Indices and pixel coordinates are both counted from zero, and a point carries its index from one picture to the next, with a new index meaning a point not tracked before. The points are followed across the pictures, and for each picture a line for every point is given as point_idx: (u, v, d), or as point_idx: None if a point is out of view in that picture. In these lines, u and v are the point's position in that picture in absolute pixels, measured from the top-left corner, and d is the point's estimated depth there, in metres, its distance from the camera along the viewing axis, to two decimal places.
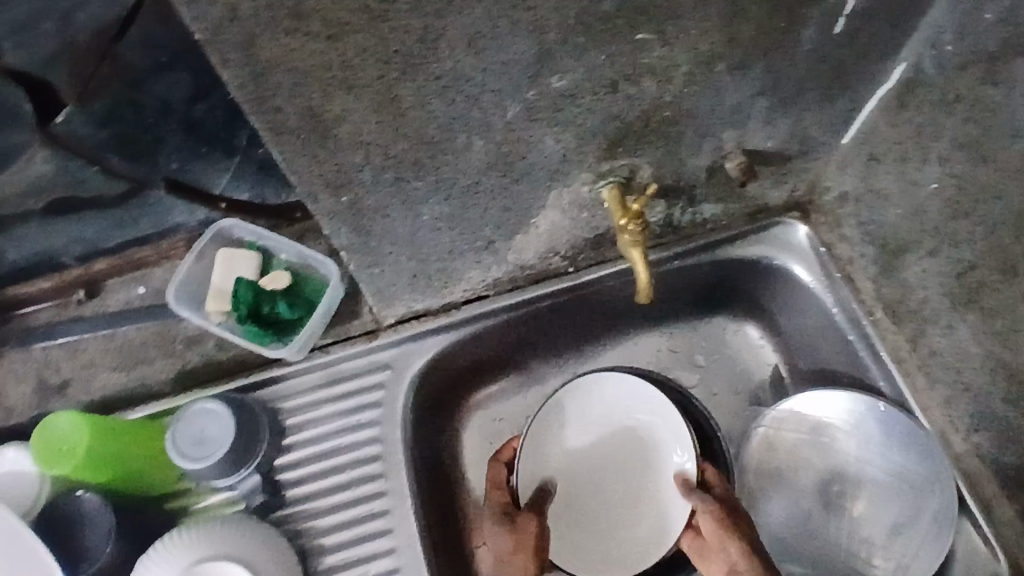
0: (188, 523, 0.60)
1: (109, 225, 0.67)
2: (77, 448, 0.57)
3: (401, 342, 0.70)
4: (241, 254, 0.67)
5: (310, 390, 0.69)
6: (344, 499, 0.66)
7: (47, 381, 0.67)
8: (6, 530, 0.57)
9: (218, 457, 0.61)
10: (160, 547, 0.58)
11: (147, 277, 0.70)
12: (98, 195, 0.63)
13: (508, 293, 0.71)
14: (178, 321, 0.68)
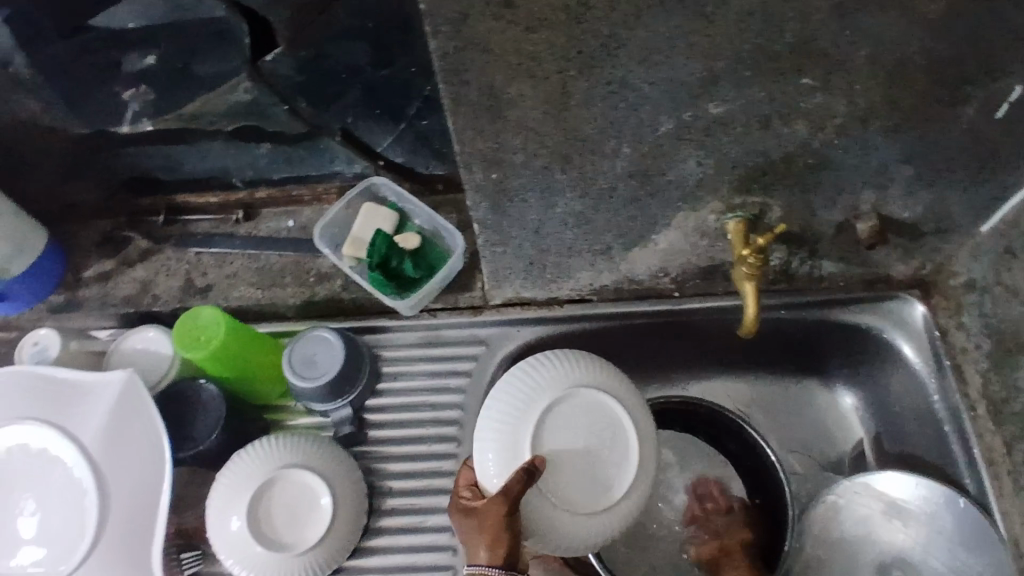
0: (281, 435, 0.64)
1: (280, 161, 0.76)
2: (213, 338, 0.64)
3: (500, 323, 0.75)
4: (384, 210, 0.74)
5: (410, 347, 0.75)
6: (417, 452, 0.71)
7: (193, 281, 0.76)
8: (128, 396, 0.63)
9: (325, 379, 0.67)
10: (253, 444, 0.63)
11: (297, 213, 0.79)
12: (278, 132, 0.72)
13: (610, 302, 0.74)
14: (314, 257, 0.76)
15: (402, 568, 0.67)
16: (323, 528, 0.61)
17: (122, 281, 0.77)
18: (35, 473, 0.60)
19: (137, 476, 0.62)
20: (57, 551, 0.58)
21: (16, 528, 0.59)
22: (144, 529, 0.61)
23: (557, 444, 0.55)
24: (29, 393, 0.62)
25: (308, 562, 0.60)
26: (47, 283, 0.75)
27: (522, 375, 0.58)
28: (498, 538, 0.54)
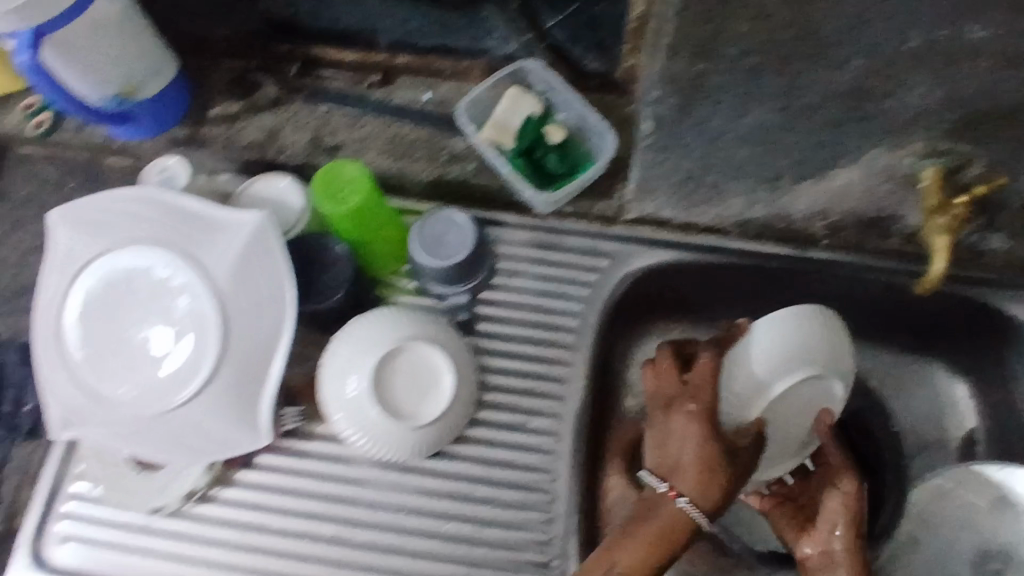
0: (397, 312, 0.61)
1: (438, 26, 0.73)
2: (354, 198, 0.61)
3: (627, 239, 0.71)
4: (528, 99, 0.70)
5: (531, 248, 0.72)
6: (527, 354, 0.69)
7: (322, 138, 0.73)
8: (257, 244, 0.61)
9: (450, 262, 0.66)
10: (370, 316, 0.60)
11: (436, 86, 0.74)
12: None
13: (744, 239, 0.69)
14: (449, 135, 0.72)
15: (500, 464, 0.66)
16: (441, 408, 0.59)
17: (248, 127, 0.74)
18: (161, 299, 0.59)
19: (257, 322, 0.60)
20: (175, 380, 0.58)
21: (137, 350, 0.59)
22: (257, 377, 0.60)
23: (782, 408, 0.63)
24: (162, 216, 0.61)
25: (422, 438, 0.59)
26: (172, 111, 0.73)
27: (811, 338, 0.62)
28: (720, 488, 0.59)
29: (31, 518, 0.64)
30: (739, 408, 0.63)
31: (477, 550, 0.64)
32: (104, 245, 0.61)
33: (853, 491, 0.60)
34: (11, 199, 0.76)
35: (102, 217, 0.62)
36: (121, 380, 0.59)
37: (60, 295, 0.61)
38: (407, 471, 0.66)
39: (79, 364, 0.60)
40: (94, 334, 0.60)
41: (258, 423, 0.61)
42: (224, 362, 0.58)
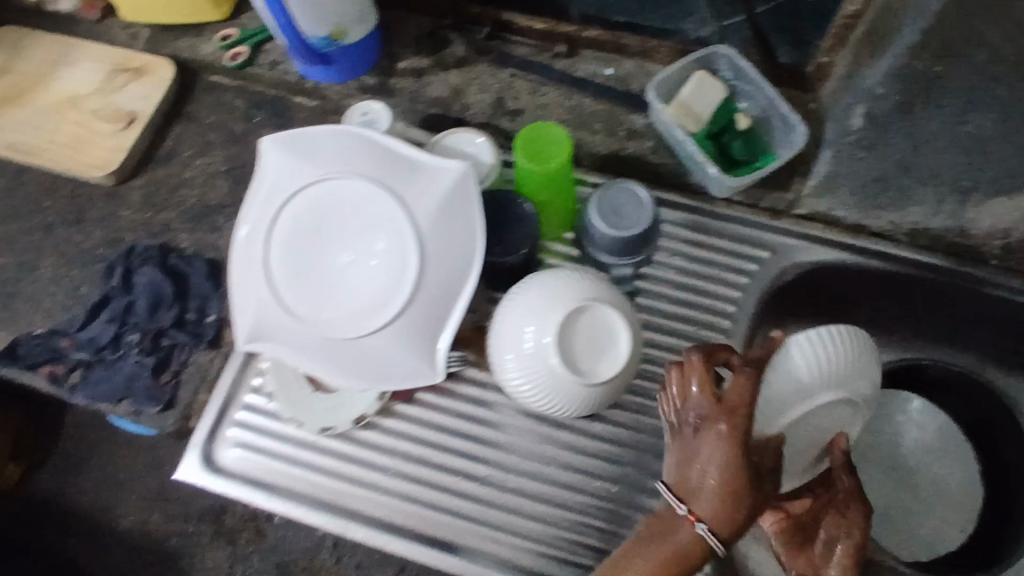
0: (591, 283, 0.62)
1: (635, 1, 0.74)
2: (551, 160, 0.63)
3: (792, 234, 0.74)
4: (713, 86, 0.70)
5: (695, 232, 0.74)
6: (685, 333, 0.73)
7: (505, 101, 0.76)
8: (461, 196, 0.64)
9: (625, 234, 0.66)
10: (568, 279, 0.62)
11: (619, 63, 0.76)
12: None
13: (907, 248, 0.72)
14: (628, 111, 0.75)
15: (652, 434, 0.69)
16: (616, 369, 0.61)
17: (435, 82, 0.77)
18: (361, 229, 0.63)
19: (448, 265, 0.63)
20: (366, 306, 0.62)
21: (332, 273, 0.63)
22: (440, 317, 0.63)
23: (811, 430, 0.55)
24: (370, 154, 0.65)
25: (595, 395, 0.61)
26: (365, 58, 0.76)
27: (861, 348, 0.57)
28: (742, 518, 0.50)
29: (205, 421, 0.69)
30: (769, 420, 0.54)
31: (624, 510, 0.67)
32: (312, 172, 0.65)
33: (858, 518, 0.56)
34: (199, 124, 0.81)
35: (313, 147, 0.65)
36: (313, 299, 0.63)
37: (265, 213, 0.65)
38: (561, 426, 0.69)
39: (276, 278, 0.63)
40: (292, 252, 0.63)
41: (432, 362, 0.64)
42: (413, 297, 0.62)
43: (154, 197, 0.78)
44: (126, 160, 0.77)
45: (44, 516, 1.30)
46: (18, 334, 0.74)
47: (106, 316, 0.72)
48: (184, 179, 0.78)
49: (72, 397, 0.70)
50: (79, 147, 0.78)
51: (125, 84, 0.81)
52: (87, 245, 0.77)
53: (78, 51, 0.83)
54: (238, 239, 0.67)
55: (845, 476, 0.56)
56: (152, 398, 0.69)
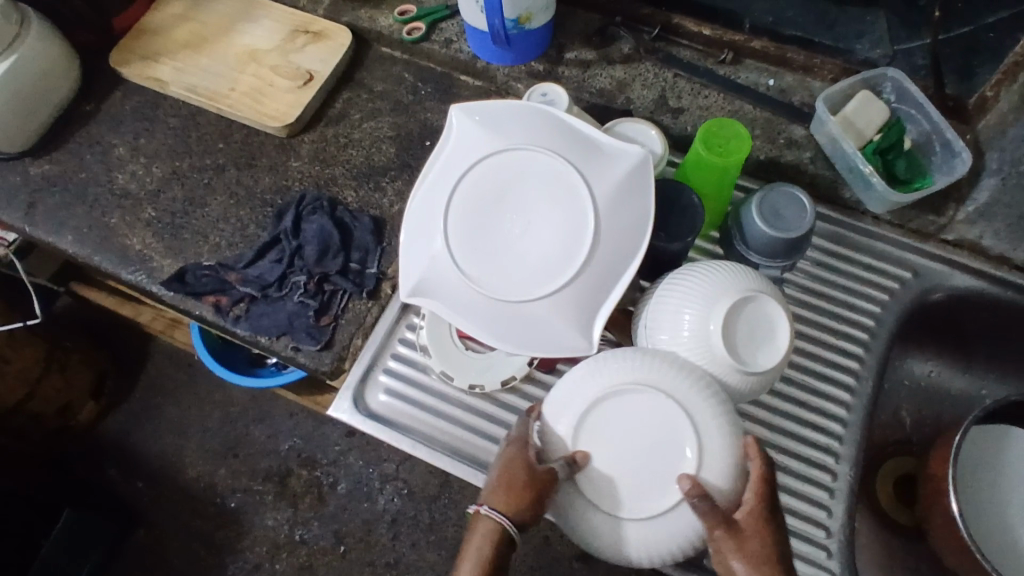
0: (734, 271, 0.62)
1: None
2: (732, 153, 0.66)
3: (936, 259, 0.76)
4: (878, 103, 0.73)
5: (839, 245, 0.77)
6: (825, 341, 0.74)
7: (667, 99, 0.80)
8: (636, 180, 0.64)
9: (784, 235, 0.67)
10: (708, 270, 0.63)
11: (780, 76, 0.79)
12: None
13: None
14: (788, 121, 0.78)
15: (787, 434, 0.71)
16: (775, 359, 0.61)
17: (600, 75, 0.81)
18: (538, 195, 0.62)
19: (619, 242, 0.62)
20: (535, 271, 0.61)
21: (503, 235, 0.62)
22: (603, 292, 0.62)
23: (625, 443, 0.54)
24: (555, 128, 0.65)
25: (752, 386, 0.61)
26: (538, 44, 0.81)
27: (650, 356, 0.57)
28: (525, 496, 0.52)
29: (359, 364, 0.73)
30: (561, 424, 0.56)
31: None
32: (495, 139, 0.66)
33: (726, 526, 0.50)
34: (369, 91, 0.86)
35: (497, 115, 0.67)
36: (481, 256, 0.62)
37: (444, 172, 0.66)
38: None
39: (446, 233, 0.63)
40: (467, 209, 0.63)
41: (588, 335, 0.62)
42: (582, 268, 0.61)
43: (323, 153, 0.82)
44: (302, 114, 0.82)
45: (109, 455, 1.32)
46: (185, 263, 0.78)
47: (274, 256, 0.77)
48: (352, 140, 0.83)
49: (235, 327, 0.74)
50: (258, 97, 0.83)
51: (305, 44, 0.85)
52: (258, 189, 0.81)
53: (261, 9, 0.88)
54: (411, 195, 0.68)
55: (701, 506, 0.51)
56: (312, 338, 0.73)
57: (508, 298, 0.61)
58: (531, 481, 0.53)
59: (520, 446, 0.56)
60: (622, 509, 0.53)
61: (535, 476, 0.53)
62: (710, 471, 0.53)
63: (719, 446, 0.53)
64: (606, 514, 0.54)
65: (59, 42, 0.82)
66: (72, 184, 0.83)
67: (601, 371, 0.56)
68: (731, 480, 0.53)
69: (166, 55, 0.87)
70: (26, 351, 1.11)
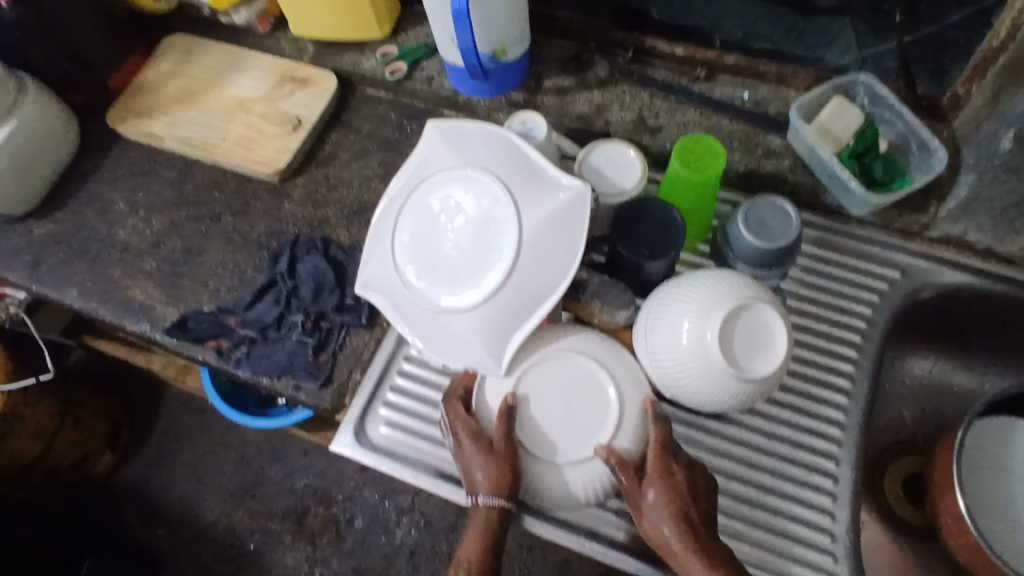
0: (730, 280, 0.63)
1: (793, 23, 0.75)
2: (708, 168, 0.67)
3: (924, 256, 0.76)
4: (853, 109, 0.74)
5: (826, 249, 0.77)
6: (819, 346, 0.74)
7: (645, 119, 0.81)
8: (572, 214, 0.63)
9: (771, 244, 0.68)
10: (706, 279, 0.63)
11: (754, 87, 0.81)
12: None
13: None
14: (765, 132, 0.79)
15: (786, 441, 0.71)
16: (773, 366, 0.60)
17: (578, 100, 0.83)
18: (464, 216, 0.63)
19: (537, 274, 0.62)
20: (461, 282, 0.62)
21: (431, 251, 0.63)
22: (520, 317, 0.62)
23: (554, 403, 0.62)
24: (502, 153, 0.65)
25: (749, 392, 0.61)
26: (515, 76, 0.83)
27: (579, 334, 0.65)
28: (508, 481, 0.60)
29: (359, 398, 0.74)
30: (500, 387, 0.63)
31: (760, 513, 0.68)
32: (446, 156, 0.67)
33: (643, 492, 0.59)
34: (357, 131, 0.88)
35: (457, 132, 0.67)
36: (411, 271, 0.64)
37: (402, 187, 0.68)
38: (697, 427, 0.71)
39: (392, 247, 0.66)
40: (406, 224, 0.65)
41: (501, 356, 0.63)
42: (496, 295, 0.62)
43: (315, 194, 0.85)
44: (292, 159, 0.85)
45: (125, 502, 1.33)
46: (186, 310, 0.80)
47: (271, 298, 0.79)
48: (343, 180, 0.85)
49: (236, 369, 0.75)
50: (249, 144, 0.86)
51: (292, 91, 0.88)
52: (254, 233, 0.84)
53: (249, 60, 0.92)
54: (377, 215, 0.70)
55: (622, 476, 0.60)
56: (312, 375, 0.74)
57: (432, 313, 0.64)
58: (500, 462, 0.60)
59: (470, 432, 0.62)
60: (556, 456, 0.61)
61: (502, 456, 0.60)
62: (622, 436, 0.61)
63: (632, 417, 0.61)
64: (545, 462, 0.61)
65: (55, 102, 0.86)
66: (75, 241, 0.86)
67: (535, 342, 0.64)
68: (637, 439, 0.61)
69: (159, 111, 0.90)
70: (43, 406, 1.14)
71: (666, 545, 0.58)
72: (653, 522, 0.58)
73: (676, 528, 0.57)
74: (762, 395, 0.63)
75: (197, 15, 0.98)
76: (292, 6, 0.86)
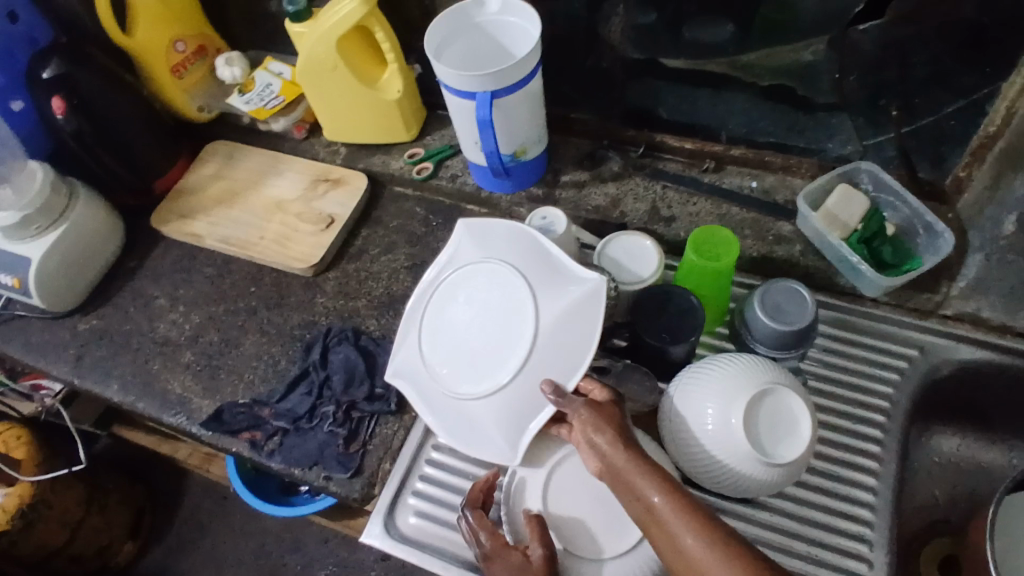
0: (747, 365, 0.65)
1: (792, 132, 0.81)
2: (723, 258, 0.70)
3: (941, 334, 0.77)
4: (859, 196, 0.77)
5: (843, 329, 0.79)
6: (843, 426, 0.75)
7: (658, 209, 0.86)
8: (588, 308, 0.64)
9: (787, 327, 0.70)
10: (725, 365, 0.65)
11: (761, 176, 0.86)
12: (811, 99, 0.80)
13: None
14: (775, 219, 0.83)
15: (818, 525, 0.70)
16: (799, 450, 0.61)
17: (594, 193, 0.88)
18: (487, 310, 0.67)
19: (551, 365, 0.63)
20: (480, 371, 0.65)
21: (455, 340, 0.67)
22: (534, 409, 0.63)
23: (586, 499, 0.63)
24: (526, 250, 0.68)
25: (777, 477, 0.62)
26: (534, 173, 0.88)
27: None
28: None
29: (388, 489, 0.75)
30: (529, 487, 0.65)
31: None
32: (472, 252, 0.71)
33: (619, 448, 0.56)
34: (385, 227, 0.93)
35: (484, 229, 0.71)
36: (435, 359, 0.68)
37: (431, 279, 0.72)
38: (728, 512, 0.71)
39: (420, 333, 0.70)
40: (433, 314, 0.69)
41: (515, 449, 0.64)
42: (511, 386, 0.63)
43: (346, 287, 0.89)
44: (325, 254, 0.89)
45: None
46: (222, 402, 0.82)
47: (304, 389, 0.81)
48: (372, 272, 0.89)
49: (269, 460, 0.77)
50: (285, 242, 0.91)
51: (325, 191, 0.94)
52: (287, 325, 0.87)
53: (285, 163, 0.99)
54: (405, 305, 0.73)
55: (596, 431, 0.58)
56: (343, 466, 0.76)
57: (452, 401, 0.66)
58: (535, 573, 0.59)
59: (498, 546, 0.62)
60: (600, 552, 0.61)
61: (538, 567, 0.59)
62: None
63: None
64: (589, 560, 0.61)
65: (104, 207, 0.92)
66: (117, 336, 0.90)
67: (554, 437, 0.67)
68: None
69: (201, 213, 0.96)
70: (70, 495, 1.15)
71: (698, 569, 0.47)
72: (632, 477, 0.53)
73: (702, 538, 0.47)
74: (794, 477, 0.64)
75: (238, 123, 1.06)
76: (327, 115, 0.93)
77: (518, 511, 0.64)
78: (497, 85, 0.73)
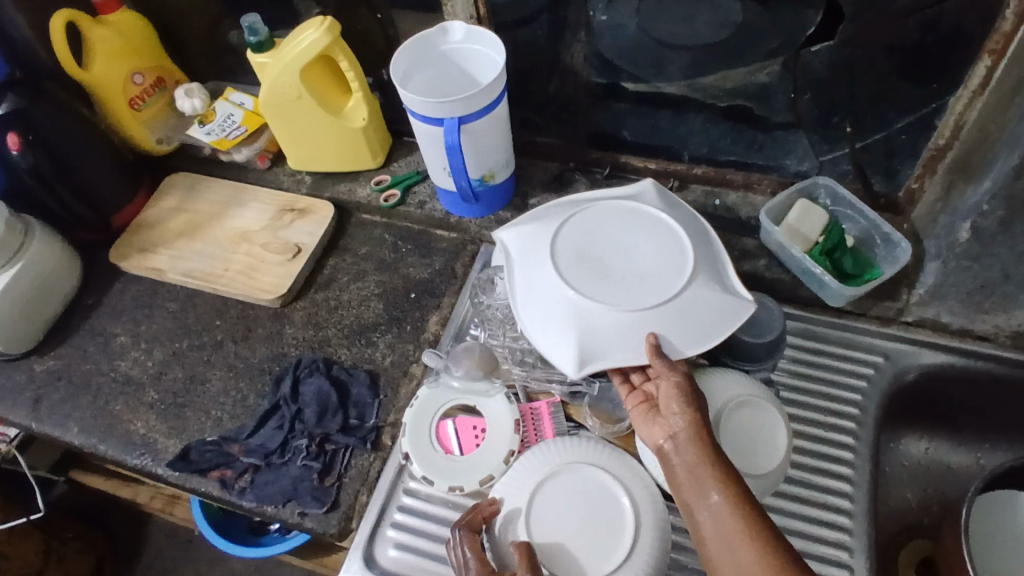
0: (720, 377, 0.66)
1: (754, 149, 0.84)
2: None
3: (903, 340, 0.80)
4: (818, 209, 0.79)
5: (811, 340, 0.81)
6: (815, 435, 0.76)
7: None
8: (731, 304, 0.64)
9: (757, 338, 0.71)
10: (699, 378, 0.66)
11: (723, 194, 0.88)
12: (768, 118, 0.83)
13: (1011, 349, 0.77)
14: (739, 235, 0.85)
15: (797, 534, 0.71)
16: (776, 460, 0.63)
17: None
18: (648, 242, 0.67)
19: (668, 326, 0.63)
20: (602, 287, 0.64)
21: (601, 249, 0.66)
22: (632, 344, 0.62)
23: (568, 520, 0.63)
24: (702, 234, 0.69)
25: (756, 488, 0.62)
26: (502, 198, 0.89)
27: (577, 445, 0.67)
28: None
29: (366, 522, 0.73)
30: (512, 508, 0.64)
31: None
32: (658, 202, 0.72)
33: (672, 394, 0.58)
34: (354, 254, 0.92)
35: (672, 197, 0.73)
36: (581, 248, 0.66)
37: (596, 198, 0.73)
38: None
39: (577, 217, 0.69)
40: (605, 209, 0.69)
41: (586, 364, 0.63)
42: (627, 314, 0.62)
43: (316, 317, 0.88)
44: (293, 285, 0.88)
45: None
46: (189, 440, 0.80)
47: (275, 423, 0.79)
48: (343, 301, 0.88)
49: (240, 498, 0.75)
50: (251, 273, 0.89)
51: (291, 221, 0.93)
52: (255, 359, 0.85)
53: (248, 194, 0.97)
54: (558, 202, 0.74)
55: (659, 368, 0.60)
56: (318, 500, 0.74)
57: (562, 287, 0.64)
58: None
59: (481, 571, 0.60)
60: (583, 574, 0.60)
61: None
62: (642, 542, 0.61)
63: (647, 519, 0.62)
64: None
65: (60, 242, 0.89)
66: (75, 376, 0.87)
67: (538, 459, 0.67)
68: (659, 544, 0.62)
69: (162, 246, 0.94)
70: (26, 544, 1.10)
71: (712, 532, 0.50)
72: (674, 427, 0.57)
73: (757, 548, 0.48)
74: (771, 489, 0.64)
75: (199, 155, 1.04)
76: (291, 145, 0.92)
77: (500, 534, 0.64)
78: (464, 111, 0.74)
